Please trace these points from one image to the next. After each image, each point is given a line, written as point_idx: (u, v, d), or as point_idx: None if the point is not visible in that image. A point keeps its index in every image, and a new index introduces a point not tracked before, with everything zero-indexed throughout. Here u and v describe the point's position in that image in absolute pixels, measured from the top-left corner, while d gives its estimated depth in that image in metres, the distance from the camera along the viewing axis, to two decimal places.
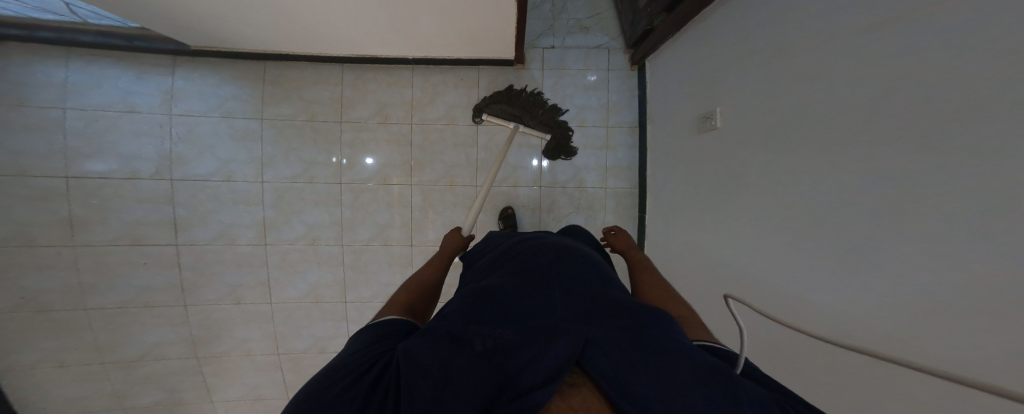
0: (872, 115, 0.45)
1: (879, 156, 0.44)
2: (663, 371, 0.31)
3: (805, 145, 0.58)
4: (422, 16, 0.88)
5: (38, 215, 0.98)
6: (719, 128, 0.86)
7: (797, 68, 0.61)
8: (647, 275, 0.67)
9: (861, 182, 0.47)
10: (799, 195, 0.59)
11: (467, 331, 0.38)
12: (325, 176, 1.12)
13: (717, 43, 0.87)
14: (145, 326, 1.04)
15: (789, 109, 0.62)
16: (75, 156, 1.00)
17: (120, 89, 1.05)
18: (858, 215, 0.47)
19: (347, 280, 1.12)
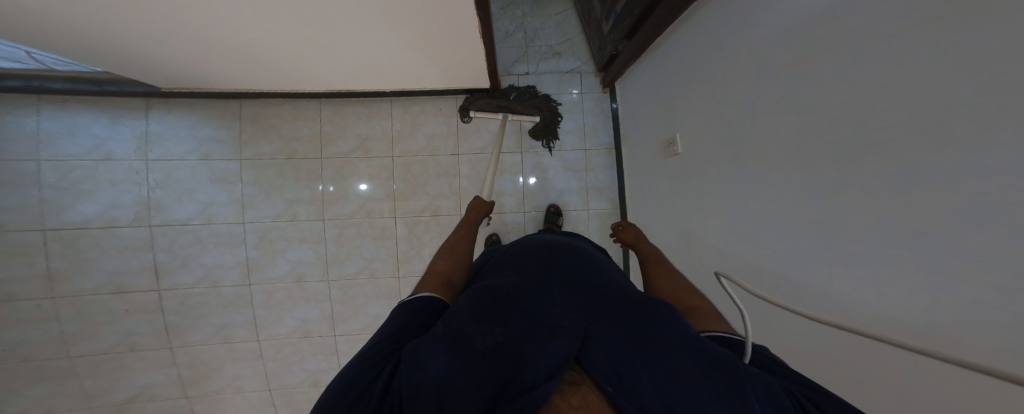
0: (842, 176, 0.46)
1: (854, 220, 0.45)
2: (665, 368, 0.34)
3: (774, 188, 0.60)
4: (393, 54, 0.89)
5: (19, 268, 0.98)
6: (682, 155, 0.92)
7: (756, 112, 0.64)
8: (661, 271, 0.74)
9: (843, 243, 0.46)
10: (772, 240, 0.61)
11: (480, 327, 0.39)
12: (308, 212, 1.12)
13: (674, 74, 0.91)
14: (133, 370, 1.05)
15: (759, 152, 0.63)
16: (52, 206, 1.00)
17: (93, 135, 1.04)
18: (828, 270, 0.49)
19: (335, 315, 1.12)
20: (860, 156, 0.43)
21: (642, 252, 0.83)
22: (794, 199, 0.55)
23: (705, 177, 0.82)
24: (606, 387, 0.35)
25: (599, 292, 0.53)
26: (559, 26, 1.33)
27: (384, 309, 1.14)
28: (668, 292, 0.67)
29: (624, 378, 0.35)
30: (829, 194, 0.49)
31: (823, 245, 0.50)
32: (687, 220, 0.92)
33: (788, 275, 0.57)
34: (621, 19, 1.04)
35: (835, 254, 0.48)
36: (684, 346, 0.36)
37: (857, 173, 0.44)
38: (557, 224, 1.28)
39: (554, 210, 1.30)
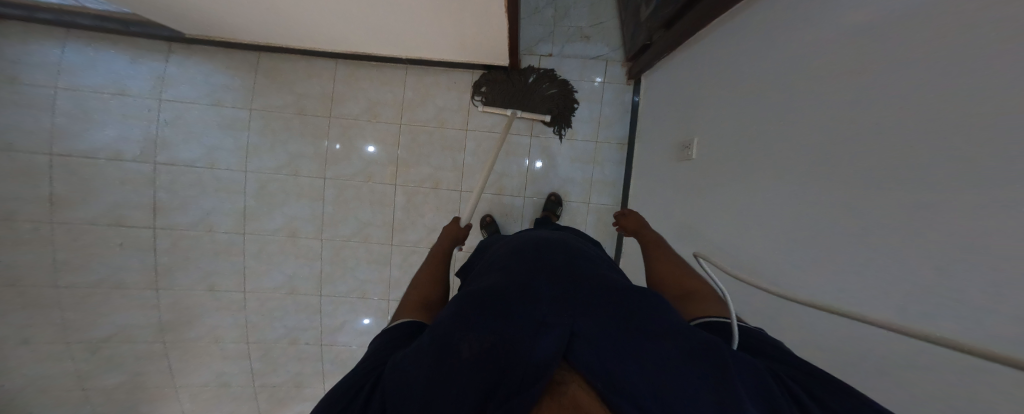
0: (834, 143, 0.45)
1: (836, 184, 0.44)
2: (655, 359, 0.31)
3: (773, 166, 0.58)
4: (413, 23, 0.90)
5: (21, 189, 0.98)
6: (694, 160, 0.90)
7: (769, 88, 0.61)
8: (660, 255, 0.70)
9: (828, 211, 0.45)
10: (768, 217, 0.59)
11: (454, 333, 0.35)
12: (309, 169, 1.12)
13: (704, 62, 0.88)
14: (115, 307, 1.03)
15: (763, 132, 0.62)
16: (63, 134, 1.01)
17: (113, 71, 1.06)
18: (817, 238, 0.47)
19: (324, 274, 1.11)
20: (852, 122, 0.42)
21: (642, 238, 0.80)
22: (791, 175, 0.54)
23: (712, 165, 0.81)
24: (594, 383, 0.30)
25: (586, 274, 0.49)
26: (592, 7, 1.28)
27: (373, 274, 1.13)
28: (668, 276, 0.63)
29: (609, 367, 0.31)
30: (820, 164, 0.47)
31: (813, 213, 0.48)
32: (691, 212, 0.89)
33: (782, 251, 0.54)
34: (662, 6, 0.97)
35: (822, 222, 0.46)
36: (671, 336, 0.34)
37: (850, 135, 0.42)
38: (555, 213, 1.27)
39: (554, 199, 1.29)
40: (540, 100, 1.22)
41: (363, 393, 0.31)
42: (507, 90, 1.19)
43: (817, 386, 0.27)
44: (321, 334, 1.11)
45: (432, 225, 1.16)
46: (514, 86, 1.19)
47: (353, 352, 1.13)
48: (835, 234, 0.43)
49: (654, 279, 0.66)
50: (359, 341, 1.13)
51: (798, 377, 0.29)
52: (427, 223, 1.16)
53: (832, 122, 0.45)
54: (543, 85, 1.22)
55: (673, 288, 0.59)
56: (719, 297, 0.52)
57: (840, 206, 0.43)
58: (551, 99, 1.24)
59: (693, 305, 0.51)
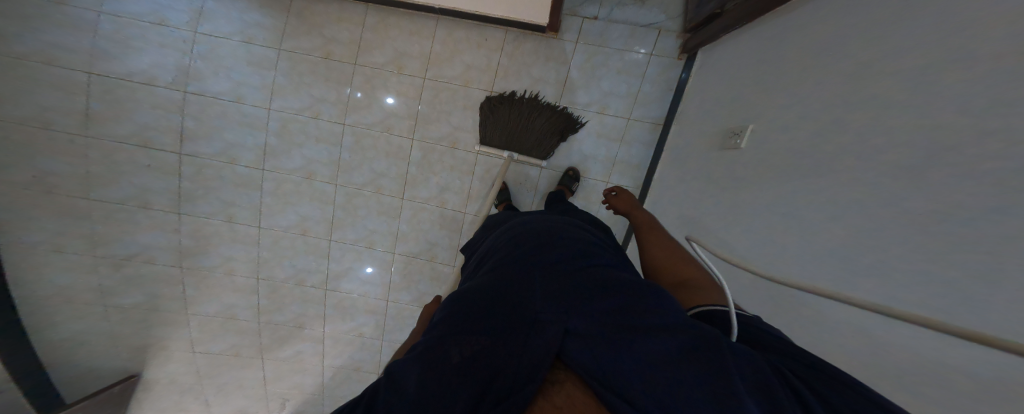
0: (973, 83, 0.34)
1: (948, 145, 0.35)
2: (644, 353, 0.28)
3: (863, 128, 0.48)
4: None
5: (63, 103, 1.02)
6: (741, 149, 0.79)
7: (865, 43, 0.51)
8: (652, 238, 0.64)
9: (951, 169, 0.35)
10: (843, 194, 0.49)
11: (442, 339, 0.32)
12: (330, 113, 1.10)
13: (787, 27, 0.75)
14: (139, 226, 1.07)
15: (853, 93, 0.52)
16: (103, 56, 1.03)
17: (154, 1, 1.05)
18: (924, 206, 0.37)
19: (334, 220, 1.10)
20: (992, 55, 0.32)
21: (635, 221, 0.73)
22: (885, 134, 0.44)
23: (765, 142, 0.71)
24: (588, 380, 0.28)
25: (581, 264, 0.45)
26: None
27: (381, 226, 1.12)
28: (659, 262, 0.58)
29: (603, 364, 0.28)
30: (939, 115, 0.37)
31: (916, 176, 0.39)
32: (728, 195, 0.80)
33: (858, 226, 0.45)
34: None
35: (941, 186, 0.36)
36: (666, 330, 0.31)
37: (989, 67, 0.32)
38: (571, 189, 1.20)
39: (571, 174, 1.21)
40: (539, 138, 1.10)
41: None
42: (502, 129, 1.10)
43: (815, 377, 0.25)
44: (327, 279, 1.12)
45: (445, 185, 1.13)
46: (508, 124, 1.09)
47: (355, 301, 1.14)
48: (962, 197, 0.34)
49: (644, 265, 0.60)
50: (362, 290, 1.13)
51: (796, 368, 0.27)
52: (441, 182, 1.13)
53: (970, 56, 0.35)
54: (541, 118, 1.09)
55: (668, 275, 0.54)
56: (716, 284, 0.48)
57: (978, 157, 0.32)
58: (551, 130, 1.11)
59: (690, 295, 0.46)
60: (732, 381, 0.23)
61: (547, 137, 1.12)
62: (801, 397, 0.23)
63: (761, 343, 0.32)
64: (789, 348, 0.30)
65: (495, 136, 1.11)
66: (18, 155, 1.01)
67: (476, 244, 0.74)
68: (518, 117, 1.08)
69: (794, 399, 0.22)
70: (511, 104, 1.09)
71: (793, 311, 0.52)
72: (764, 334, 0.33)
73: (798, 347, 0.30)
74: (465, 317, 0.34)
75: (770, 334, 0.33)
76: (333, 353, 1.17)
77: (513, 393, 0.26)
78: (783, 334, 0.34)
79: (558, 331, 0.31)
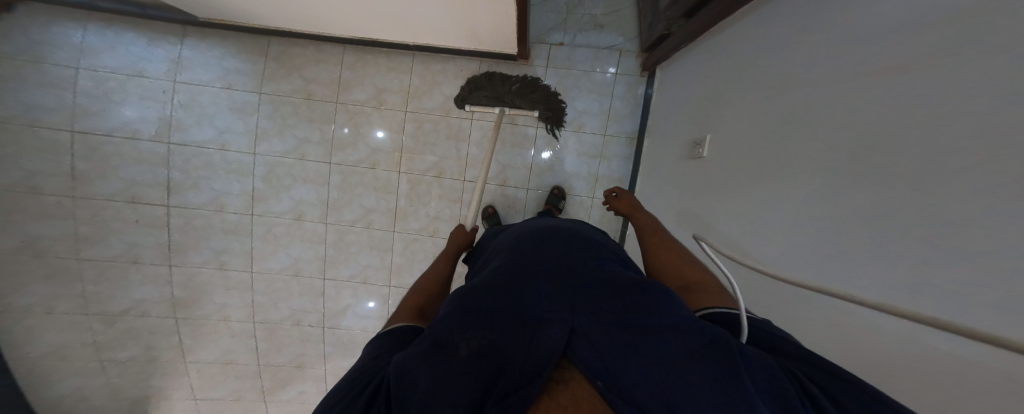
0: (885, 119, 0.40)
1: (865, 183, 0.41)
2: (653, 354, 0.31)
3: (806, 149, 0.54)
4: (424, 8, 0.88)
5: (46, 165, 1.03)
6: (705, 159, 0.88)
7: (801, 74, 0.57)
8: (659, 244, 0.68)
9: (874, 191, 0.40)
10: (790, 220, 0.55)
11: (454, 333, 0.35)
12: (316, 154, 1.14)
13: (725, 52, 0.85)
14: (131, 281, 1.09)
15: (795, 118, 0.58)
16: (83, 113, 1.06)
17: (132, 54, 1.10)
18: (854, 223, 0.42)
19: (327, 258, 1.14)
20: (901, 98, 0.38)
21: (637, 222, 0.78)
22: (821, 161, 0.50)
23: (725, 158, 0.79)
24: (595, 380, 0.32)
25: (589, 271, 0.49)
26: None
27: (375, 260, 1.15)
28: (666, 267, 0.62)
29: (608, 365, 0.32)
30: (863, 144, 0.42)
31: (850, 196, 0.44)
32: (701, 207, 0.87)
33: (806, 244, 0.51)
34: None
35: (864, 207, 0.41)
36: (673, 330, 0.33)
37: (903, 108, 0.37)
38: (557, 207, 1.25)
39: (558, 193, 1.27)
40: (530, 105, 1.12)
41: (362, 390, 0.30)
42: (493, 95, 1.10)
43: (819, 375, 0.26)
44: (323, 317, 1.15)
45: (434, 214, 1.18)
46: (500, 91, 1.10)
47: (354, 336, 1.16)
48: (883, 215, 0.38)
49: (652, 269, 0.65)
50: (360, 325, 1.16)
51: (810, 372, 0.27)
52: (429, 212, 1.18)
53: (882, 96, 0.41)
54: (535, 91, 1.12)
55: (675, 280, 0.58)
56: (721, 288, 0.51)
57: (893, 184, 0.37)
58: (543, 102, 1.13)
59: (694, 296, 0.50)
60: (746, 385, 0.25)
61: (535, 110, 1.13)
62: (813, 400, 0.24)
63: (770, 346, 0.34)
64: (790, 347, 0.32)
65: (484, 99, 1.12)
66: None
67: (481, 248, 0.78)
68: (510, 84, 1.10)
69: (805, 401, 0.24)
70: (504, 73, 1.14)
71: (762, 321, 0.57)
72: (769, 337, 0.35)
73: (802, 348, 0.31)
74: (478, 316, 0.37)
75: (774, 336, 0.35)
76: None
77: (523, 387, 0.29)
78: (785, 333, 0.36)
79: (563, 329, 0.36)
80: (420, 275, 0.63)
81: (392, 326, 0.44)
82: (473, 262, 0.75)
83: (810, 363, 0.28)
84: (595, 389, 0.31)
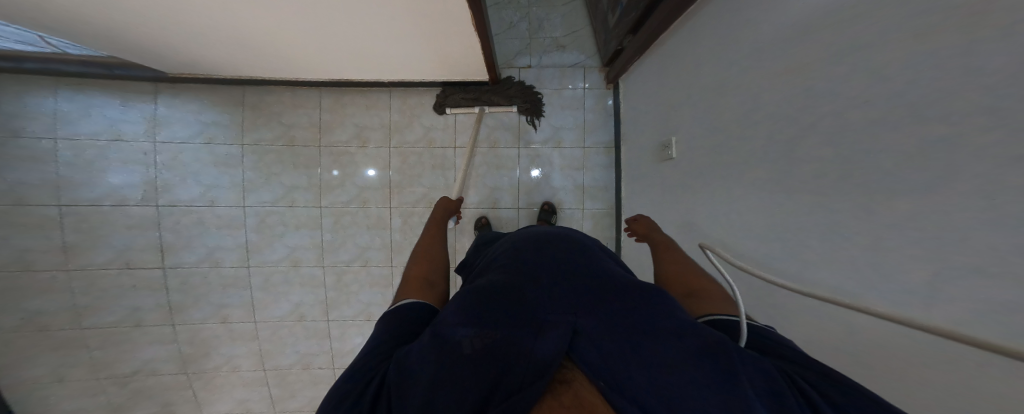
0: (838, 171, 0.43)
1: (834, 217, 0.44)
2: (653, 360, 0.35)
3: (768, 180, 0.58)
4: (400, 47, 0.89)
5: (40, 241, 1.10)
6: (673, 159, 0.93)
7: (753, 102, 0.61)
8: (670, 258, 0.70)
9: (837, 238, 0.43)
10: (762, 244, 0.59)
11: (457, 333, 0.38)
12: (305, 199, 1.19)
13: (675, 70, 0.89)
14: (136, 344, 1.16)
15: (755, 152, 0.61)
16: (67, 184, 1.11)
17: (106, 117, 1.12)
18: (822, 264, 0.46)
19: (329, 300, 1.18)
20: (855, 143, 0.41)
21: (652, 240, 0.80)
22: (782, 196, 0.54)
23: (698, 180, 0.82)
24: (594, 381, 0.34)
25: (586, 277, 0.53)
26: (565, 16, 1.23)
27: (376, 297, 1.19)
28: (673, 275, 0.64)
29: (610, 370, 0.34)
30: (823, 191, 0.46)
31: (812, 237, 0.48)
32: (680, 223, 0.91)
33: (781, 269, 0.54)
34: (626, 12, 0.98)
35: (831, 251, 0.44)
36: (675, 336, 0.37)
37: (852, 165, 0.41)
38: (549, 221, 1.28)
39: (548, 208, 1.30)
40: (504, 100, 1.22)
41: (372, 385, 0.34)
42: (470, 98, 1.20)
43: (826, 381, 0.30)
44: (332, 358, 1.19)
45: None
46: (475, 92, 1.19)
47: None
48: (848, 263, 0.42)
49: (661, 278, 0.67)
50: None
51: (806, 373, 0.32)
52: None
53: (833, 150, 0.44)
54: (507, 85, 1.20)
55: (680, 286, 0.60)
56: (726, 296, 0.53)
57: (851, 232, 0.41)
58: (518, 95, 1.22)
59: (696, 303, 0.53)
60: (744, 388, 0.29)
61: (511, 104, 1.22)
62: (809, 400, 0.29)
63: (766, 347, 0.38)
64: (795, 350, 0.36)
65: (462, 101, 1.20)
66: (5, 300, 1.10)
67: (478, 253, 0.81)
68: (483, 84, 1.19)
69: (799, 400, 0.29)
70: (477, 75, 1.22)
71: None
72: (766, 340, 0.39)
73: (803, 352, 0.36)
74: (481, 320, 0.40)
75: (770, 338, 0.39)
76: None
77: (524, 386, 0.32)
78: (788, 340, 0.39)
79: (564, 333, 0.39)
80: (414, 246, 0.65)
81: (400, 303, 0.47)
82: (471, 263, 0.79)
83: (809, 366, 0.33)
84: (595, 388, 0.34)
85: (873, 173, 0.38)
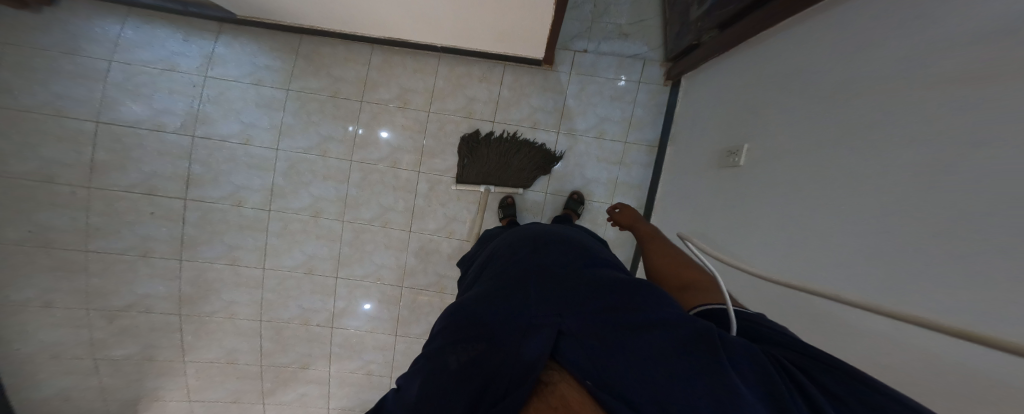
0: (958, 96, 0.37)
1: (936, 158, 0.39)
2: (637, 351, 0.31)
3: (865, 139, 0.51)
4: (471, 11, 0.91)
5: (71, 156, 1.09)
6: (741, 167, 0.86)
7: (854, 69, 0.56)
8: (660, 251, 0.69)
9: (949, 170, 0.37)
10: (843, 211, 0.53)
11: (442, 348, 0.35)
12: (338, 151, 1.16)
13: (762, 62, 0.85)
14: (138, 276, 1.12)
15: (851, 116, 0.55)
16: (111, 104, 1.11)
17: (167, 48, 1.15)
18: (930, 207, 0.39)
19: (341, 256, 1.15)
20: (979, 64, 0.35)
21: (638, 232, 0.82)
22: (873, 153, 0.49)
23: (769, 167, 0.76)
24: (583, 380, 0.31)
25: (575, 270, 0.49)
26: (634, 4, 1.24)
27: (389, 260, 1.15)
28: (662, 269, 0.64)
29: (595, 367, 0.31)
30: (936, 127, 0.40)
31: (916, 176, 0.41)
32: (738, 215, 0.84)
33: (859, 228, 0.49)
34: (719, 6, 0.96)
35: (935, 189, 0.38)
36: (659, 324, 0.33)
37: (970, 84, 0.36)
38: (577, 212, 1.23)
39: (576, 197, 1.25)
40: (516, 174, 1.20)
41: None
42: (482, 167, 1.18)
43: (811, 364, 0.26)
44: (333, 316, 1.16)
45: (451, 216, 1.19)
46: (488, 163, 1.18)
47: (362, 337, 1.17)
48: (960, 191, 0.35)
49: (651, 273, 0.67)
50: (368, 326, 1.16)
51: (799, 361, 0.27)
52: (447, 213, 1.18)
53: (956, 77, 0.38)
54: (519, 155, 1.19)
55: (671, 280, 0.60)
56: (715, 284, 0.53)
57: (959, 156, 0.36)
58: (529, 168, 1.21)
59: (689, 296, 0.52)
60: (726, 372, 0.25)
61: (525, 174, 1.21)
62: (799, 385, 0.24)
63: (761, 338, 0.34)
64: (786, 340, 0.32)
65: (473, 176, 1.19)
66: (15, 211, 1.07)
67: (478, 253, 0.79)
68: (496, 157, 1.18)
69: (791, 386, 0.24)
70: (490, 145, 1.18)
71: (795, 316, 0.57)
72: (762, 330, 0.35)
73: (803, 342, 0.31)
74: (465, 328, 0.37)
75: (765, 329, 0.35)
76: (338, 391, 1.19)
77: (512, 392, 0.29)
78: (778, 328, 0.36)
79: (550, 332, 0.35)
80: None
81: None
82: (471, 266, 0.77)
83: (800, 352, 0.29)
84: (584, 387, 0.31)
85: (994, 82, 0.33)
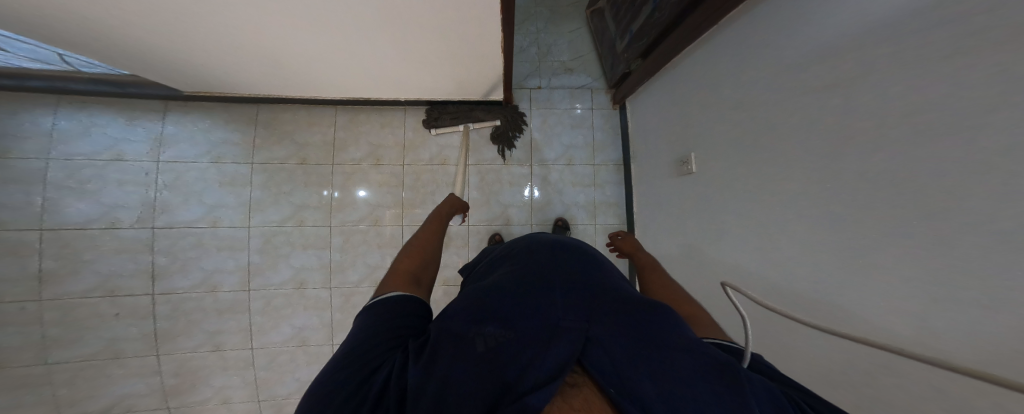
0: (902, 164, 0.43)
1: (889, 213, 0.45)
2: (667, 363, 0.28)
3: (810, 182, 0.58)
4: (432, 67, 0.93)
5: (16, 268, 1.01)
6: (694, 173, 0.95)
7: (784, 114, 0.64)
8: (658, 284, 0.60)
9: (903, 223, 0.43)
10: (803, 247, 0.60)
11: (468, 330, 0.32)
12: (315, 218, 1.15)
13: (684, 89, 0.97)
14: (113, 379, 1.06)
15: (789, 155, 0.63)
16: (53, 206, 1.03)
17: (106, 135, 1.08)
18: (888, 253, 0.45)
19: (334, 323, 1.14)
20: (924, 139, 0.41)
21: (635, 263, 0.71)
22: (822, 200, 0.56)
23: (725, 192, 0.83)
24: (607, 388, 0.27)
25: (597, 282, 0.46)
26: (572, 44, 1.39)
27: None
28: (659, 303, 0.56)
29: (622, 373, 0.27)
30: (883, 182, 0.46)
31: (871, 226, 0.47)
32: (707, 234, 0.91)
33: (824, 264, 0.55)
34: (636, 39, 1.10)
35: (894, 237, 0.44)
36: (692, 348, 0.30)
37: (920, 156, 0.41)
38: None
39: (561, 224, 1.29)
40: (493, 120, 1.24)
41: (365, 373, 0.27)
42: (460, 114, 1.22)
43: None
44: None
45: None
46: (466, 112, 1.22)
47: None
48: (927, 244, 0.41)
49: None
50: None
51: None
52: None
53: (897, 145, 0.44)
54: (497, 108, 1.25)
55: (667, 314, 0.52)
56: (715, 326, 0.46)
57: (914, 214, 0.42)
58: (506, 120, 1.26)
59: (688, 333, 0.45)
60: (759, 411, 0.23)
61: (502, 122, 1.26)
62: None
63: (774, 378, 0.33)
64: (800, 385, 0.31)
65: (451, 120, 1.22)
66: None
67: (488, 251, 0.74)
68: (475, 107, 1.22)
69: None
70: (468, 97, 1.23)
71: (780, 336, 0.64)
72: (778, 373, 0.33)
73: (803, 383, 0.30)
74: (489, 321, 0.34)
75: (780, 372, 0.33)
76: None
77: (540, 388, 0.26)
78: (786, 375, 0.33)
79: (575, 338, 0.32)
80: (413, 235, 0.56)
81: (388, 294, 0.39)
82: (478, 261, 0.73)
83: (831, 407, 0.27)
84: (607, 396, 0.27)
85: (946, 161, 0.38)
